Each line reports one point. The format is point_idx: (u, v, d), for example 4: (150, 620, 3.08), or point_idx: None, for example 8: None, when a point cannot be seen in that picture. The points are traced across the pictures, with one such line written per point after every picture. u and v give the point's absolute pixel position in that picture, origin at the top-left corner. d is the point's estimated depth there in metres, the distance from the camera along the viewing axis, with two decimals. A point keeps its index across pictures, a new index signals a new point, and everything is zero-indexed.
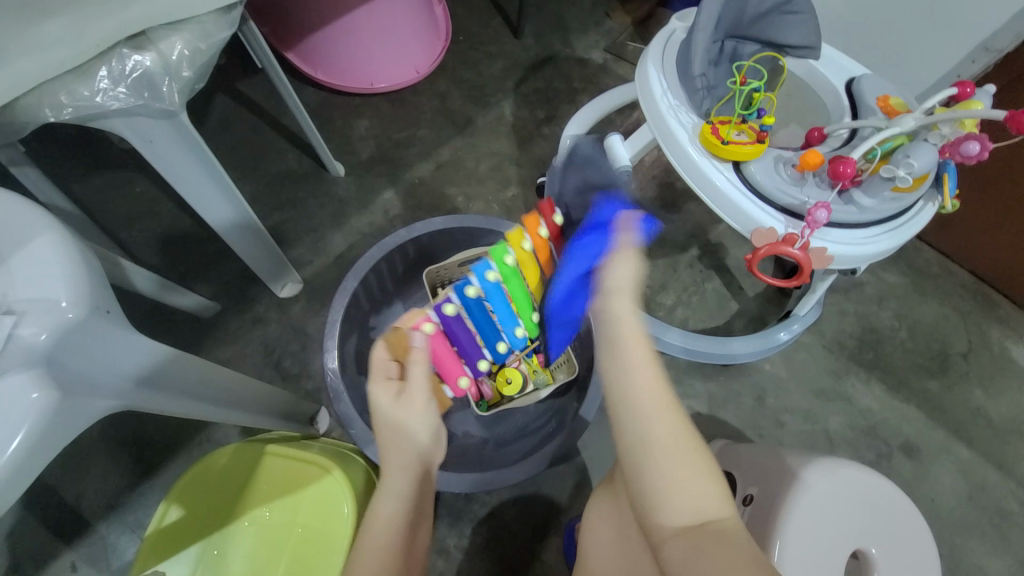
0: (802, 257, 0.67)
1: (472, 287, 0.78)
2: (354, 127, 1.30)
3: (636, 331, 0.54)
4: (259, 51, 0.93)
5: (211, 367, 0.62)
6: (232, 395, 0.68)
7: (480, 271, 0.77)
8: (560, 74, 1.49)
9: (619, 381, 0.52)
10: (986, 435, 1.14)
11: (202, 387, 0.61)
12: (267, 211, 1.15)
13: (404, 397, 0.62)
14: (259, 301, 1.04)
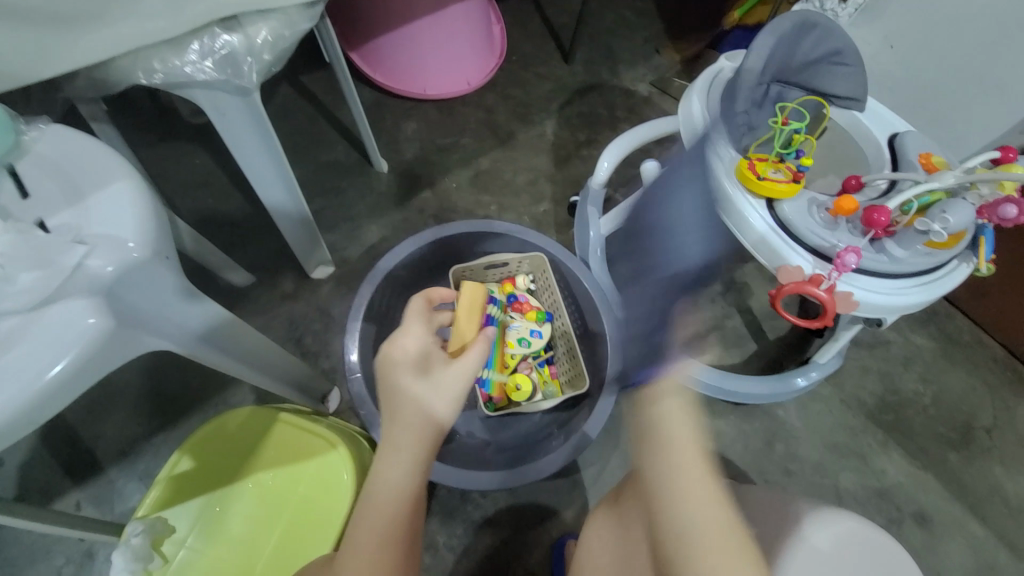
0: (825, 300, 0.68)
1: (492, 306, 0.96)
2: (402, 127, 1.36)
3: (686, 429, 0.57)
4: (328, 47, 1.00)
5: (245, 327, 0.65)
6: (257, 357, 0.71)
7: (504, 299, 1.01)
8: (603, 102, 1.55)
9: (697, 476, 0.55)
10: (1007, 516, 1.09)
11: (244, 350, 0.67)
12: (310, 196, 1.20)
13: (406, 413, 0.60)
14: (290, 279, 1.08)
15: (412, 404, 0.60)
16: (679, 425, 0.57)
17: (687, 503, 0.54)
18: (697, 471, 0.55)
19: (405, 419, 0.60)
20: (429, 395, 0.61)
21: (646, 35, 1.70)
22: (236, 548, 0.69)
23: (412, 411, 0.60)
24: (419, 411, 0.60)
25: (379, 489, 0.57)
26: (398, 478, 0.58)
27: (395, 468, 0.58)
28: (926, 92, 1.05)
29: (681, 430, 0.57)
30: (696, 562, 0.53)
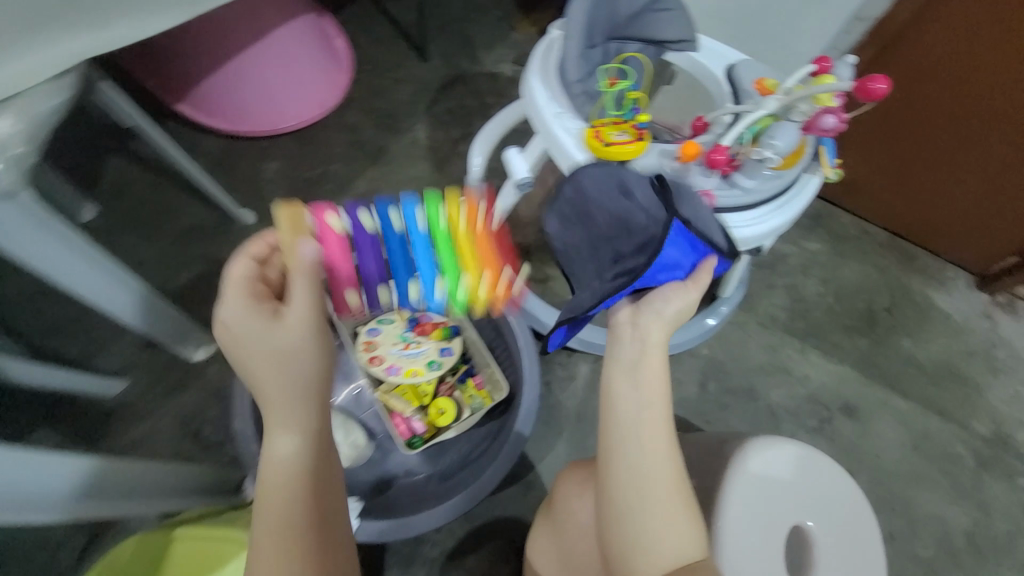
0: (700, 247, 0.68)
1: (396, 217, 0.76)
2: (262, 170, 1.25)
3: (658, 360, 0.60)
4: (136, 117, 0.91)
5: (102, 463, 0.57)
6: (138, 486, 0.63)
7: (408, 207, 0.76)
8: (471, 92, 1.50)
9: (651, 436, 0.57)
10: (920, 382, 1.19)
11: (113, 484, 0.59)
12: (173, 272, 1.09)
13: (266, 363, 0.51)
14: (173, 369, 0.99)
15: (276, 411, 0.51)
16: (650, 374, 0.59)
17: (646, 454, 0.57)
18: (652, 426, 0.58)
19: (277, 415, 0.51)
20: (263, 340, 0.51)
21: (498, 14, 1.66)
22: None
23: (281, 409, 0.51)
24: (285, 402, 0.51)
25: (268, 483, 0.50)
26: (281, 471, 0.50)
27: (282, 462, 0.50)
28: (755, 16, 1.08)
29: (642, 388, 0.59)
30: (644, 510, 0.55)
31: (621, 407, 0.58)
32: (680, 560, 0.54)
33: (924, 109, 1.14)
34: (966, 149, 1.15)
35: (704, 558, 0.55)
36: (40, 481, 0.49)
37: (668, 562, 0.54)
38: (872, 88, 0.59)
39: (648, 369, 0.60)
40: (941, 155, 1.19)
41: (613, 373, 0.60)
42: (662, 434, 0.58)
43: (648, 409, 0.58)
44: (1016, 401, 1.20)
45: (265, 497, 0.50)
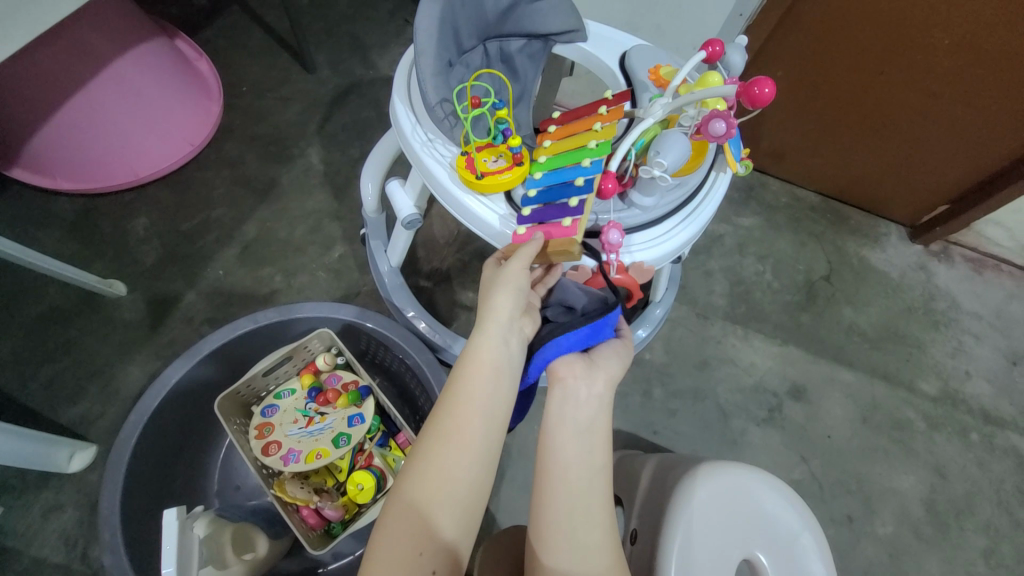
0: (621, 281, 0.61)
1: (532, 188, 0.62)
2: (130, 229, 1.09)
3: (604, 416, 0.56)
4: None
5: None
6: None
7: (526, 182, 0.63)
8: (368, 102, 1.34)
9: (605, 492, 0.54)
10: (865, 350, 1.17)
11: None
12: (33, 368, 0.94)
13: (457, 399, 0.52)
14: (51, 483, 0.87)
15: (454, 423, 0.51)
16: (598, 431, 0.55)
17: (592, 522, 0.52)
18: (598, 494, 0.53)
19: (479, 399, 0.51)
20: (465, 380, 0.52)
21: (389, 8, 1.48)
22: None
23: (483, 392, 0.52)
24: (509, 376, 0.54)
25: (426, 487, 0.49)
26: (470, 467, 0.50)
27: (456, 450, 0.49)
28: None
29: (591, 451, 0.54)
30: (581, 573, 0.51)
31: (568, 458, 0.53)
32: None
33: (837, 69, 1.08)
34: (883, 105, 1.10)
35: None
36: None
37: None
38: (757, 92, 0.51)
39: (599, 423, 0.55)
40: (861, 114, 1.14)
41: (562, 418, 0.54)
42: (605, 498, 0.54)
43: (597, 471, 0.53)
44: (958, 352, 1.20)
45: (434, 499, 0.48)
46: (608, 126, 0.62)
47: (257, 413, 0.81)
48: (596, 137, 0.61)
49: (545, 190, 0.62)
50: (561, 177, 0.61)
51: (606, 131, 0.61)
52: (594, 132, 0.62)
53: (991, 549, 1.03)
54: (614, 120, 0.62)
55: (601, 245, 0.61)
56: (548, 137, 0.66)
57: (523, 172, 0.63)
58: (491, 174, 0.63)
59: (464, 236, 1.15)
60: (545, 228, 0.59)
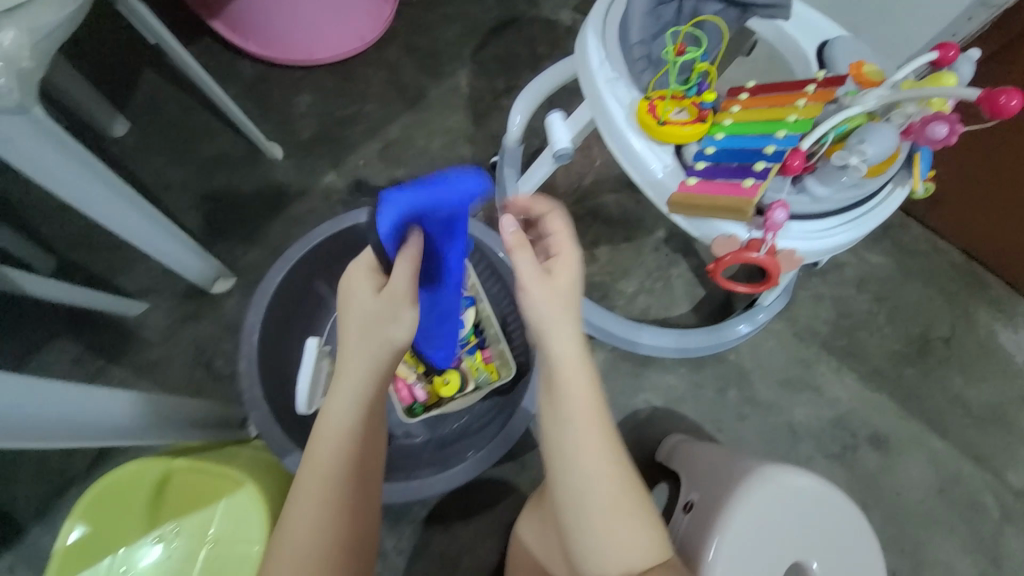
0: (767, 263, 0.61)
1: (710, 147, 0.64)
2: (294, 103, 1.20)
3: (581, 374, 0.54)
4: (178, 52, 0.92)
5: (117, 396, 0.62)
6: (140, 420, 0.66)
7: (704, 140, 0.64)
8: (523, 39, 1.35)
9: (580, 478, 0.52)
10: (965, 424, 1.09)
11: (124, 414, 0.63)
12: (198, 201, 1.09)
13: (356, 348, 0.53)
14: (192, 299, 1.02)
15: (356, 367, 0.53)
16: (567, 400, 0.53)
17: (589, 477, 0.52)
18: (595, 447, 0.53)
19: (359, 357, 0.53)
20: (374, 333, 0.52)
21: None
22: None
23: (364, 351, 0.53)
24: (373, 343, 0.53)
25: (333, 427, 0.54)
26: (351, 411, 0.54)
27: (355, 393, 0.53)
28: None
29: (575, 412, 0.53)
30: (595, 524, 0.52)
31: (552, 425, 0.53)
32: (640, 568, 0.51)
33: None
34: None
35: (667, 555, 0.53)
36: (68, 416, 0.55)
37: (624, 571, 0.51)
38: (1002, 102, 0.48)
39: (576, 385, 0.54)
40: None
41: (550, 378, 0.54)
42: (601, 448, 0.53)
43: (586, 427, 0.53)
44: None
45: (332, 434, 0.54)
46: (811, 106, 0.61)
47: None
48: (797, 113, 0.61)
49: (724, 152, 0.63)
50: (746, 144, 0.62)
51: (806, 110, 0.60)
52: (791, 108, 0.61)
53: None
54: (818, 100, 0.61)
55: (763, 223, 0.61)
56: (738, 102, 0.66)
57: (706, 129, 0.64)
58: (673, 124, 0.64)
59: (585, 190, 1.17)
60: (714, 188, 0.61)
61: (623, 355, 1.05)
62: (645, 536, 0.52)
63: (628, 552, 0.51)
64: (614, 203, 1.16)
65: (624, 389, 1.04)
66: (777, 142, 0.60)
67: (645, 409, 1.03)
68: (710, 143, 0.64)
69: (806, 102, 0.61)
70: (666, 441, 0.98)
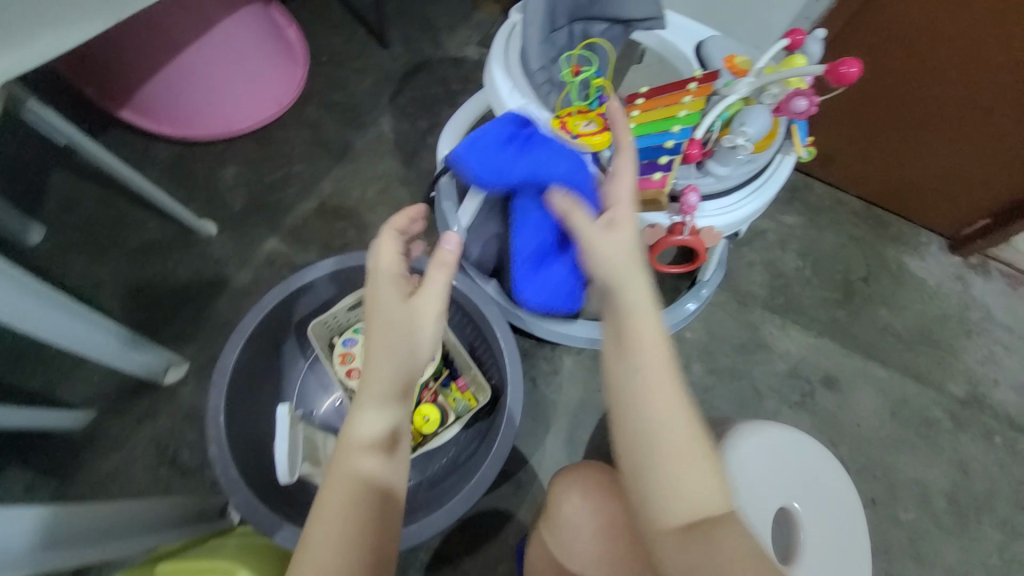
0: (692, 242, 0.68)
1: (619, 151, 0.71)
2: (220, 177, 1.19)
3: (643, 311, 0.53)
4: (82, 144, 0.90)
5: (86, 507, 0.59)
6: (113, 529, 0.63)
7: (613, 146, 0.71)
8: (436, 79, 1.42)
9: (642, 416, 0.50)
10: (897, 349, 1.22)
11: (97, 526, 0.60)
12: (134, 292, 1.05)
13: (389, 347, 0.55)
14: (145, 394, 0.97)
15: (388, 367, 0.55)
16: (625, 336, 0.52)
17: (651, 406, 0.49)
18: (657, 385, 0.50)
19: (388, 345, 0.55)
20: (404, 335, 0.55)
21: None
22: None
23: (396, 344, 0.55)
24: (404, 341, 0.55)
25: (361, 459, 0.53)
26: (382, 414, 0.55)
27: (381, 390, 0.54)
28: None
29: (635, 340, 0.52)
30: (659, 466, 0.48)
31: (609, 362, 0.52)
32: (696, 516, 0.47)
33: (892, 79, 1.13)
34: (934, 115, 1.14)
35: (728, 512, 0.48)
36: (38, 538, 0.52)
37: (681, 522, 0.47)
38: (843, 72, 0.57)
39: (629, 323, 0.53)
40: (913, 120, 1.18)
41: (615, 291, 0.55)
42: (664, 389, 0.50)
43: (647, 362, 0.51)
44: (988, 360, 1.23)
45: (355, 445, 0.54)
46: (696, 100, 0.69)
47: (337, 345, 0.90)
48: (686, 108, 0.69)
49: (634, 152, 0.70)
50: (651, 142, 0.69)
51: (693, 104, 0.69)
52: (681, 104, 0.69)
53: (1010, 546, 1.07)
54: (702, 94, 0.69)
55: (680, 207, 0.68)
56: (637, 107, 0.73)
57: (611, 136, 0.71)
58: (584, 136, 0.71)
59: None
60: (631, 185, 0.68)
61: (590, 355, 1.10)
62: (710, 485, 0.48)
63: (690, 502, 0.47)
64: None
65: (598, 386, 1.08)
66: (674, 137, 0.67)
67: None
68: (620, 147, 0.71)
69: (692, 98, 0.69)
70: None
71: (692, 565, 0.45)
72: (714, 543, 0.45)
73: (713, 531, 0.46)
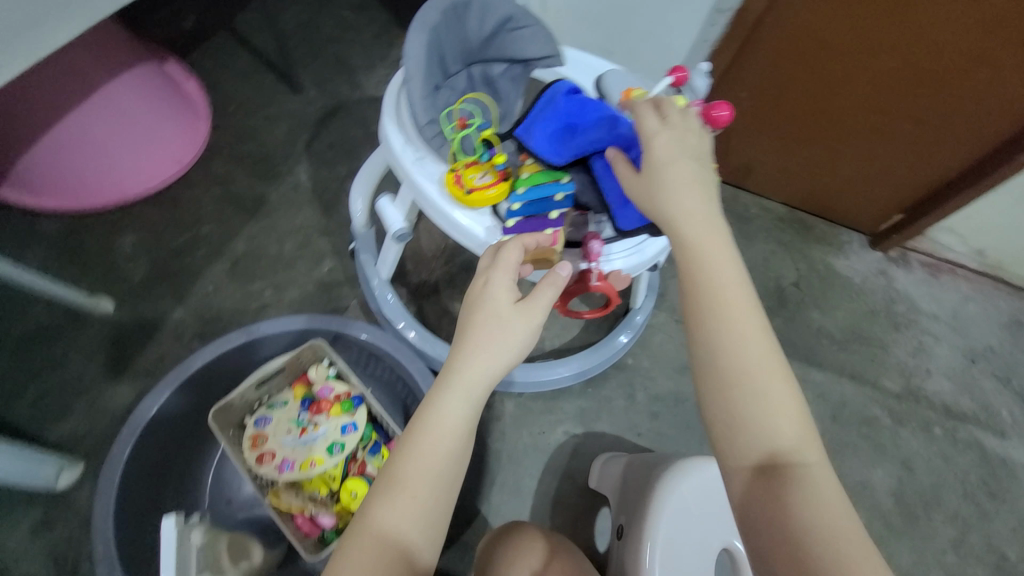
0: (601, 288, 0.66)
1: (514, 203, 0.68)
2: (118, 248, 1.10)
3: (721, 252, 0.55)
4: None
5: None
6: None
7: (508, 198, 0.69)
8: (354, 121, 1.37)
9: (764, 358, 0.51)
10: (833, 352, 1.24)
11: None
12: (20, 387, 0.94)
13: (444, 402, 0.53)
14: (36, 504, 0.86)
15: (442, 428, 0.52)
16: (722, 273, 0.54)
17: (747, 342, 0.51)
18: (753, 319, 0.52)
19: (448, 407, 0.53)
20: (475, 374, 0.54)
21: (374, 31, 1.51)
22: None
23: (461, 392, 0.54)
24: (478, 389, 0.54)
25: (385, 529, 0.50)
26: (431, 484, 0.51)
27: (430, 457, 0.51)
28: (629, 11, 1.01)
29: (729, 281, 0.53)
30: (740, 398, 0.50)
31: (707, 288, 0.53)
32: (772, 454, 0.48)
33: (795, 89, 1.16)
34: (839, 120, 1.18)
35: (817, 462, 0.49)
36: None
37: (756, 455, 0.49)
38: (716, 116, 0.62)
39: (720, 265, 0.54)
40: (820, 127, 1.21)
41: (685, 250, 0.55)
42: (761, 327, 0.52)
43: (734, 300, 0.53)
44: (918, 351, 1.27)
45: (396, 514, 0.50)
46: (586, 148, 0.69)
47: (250, 425, 0.84)
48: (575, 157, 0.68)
49: (529, 204, 0.67)
50: (544, 193, 0.68)
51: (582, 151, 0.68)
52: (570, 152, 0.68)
53: (957, 535, 1.09)
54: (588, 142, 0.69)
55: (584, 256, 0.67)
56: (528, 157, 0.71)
57: (507, 190, 0.69)
58: (476, 191, 0.68)
59: (452, 248, 1.20)
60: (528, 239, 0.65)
61: (531, 395, 1.06)
62: (783, 421, 0.49)
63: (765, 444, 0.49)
64: None
65: (542, 428, 1.04)
66: None
67: (566, 440, 1.04)
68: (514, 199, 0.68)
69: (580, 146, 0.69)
70: (592, 470, 1.00)
71: (760, 505, 0.47)
72: (787, 498, 0.46)
73: (786, 475, 0.48)
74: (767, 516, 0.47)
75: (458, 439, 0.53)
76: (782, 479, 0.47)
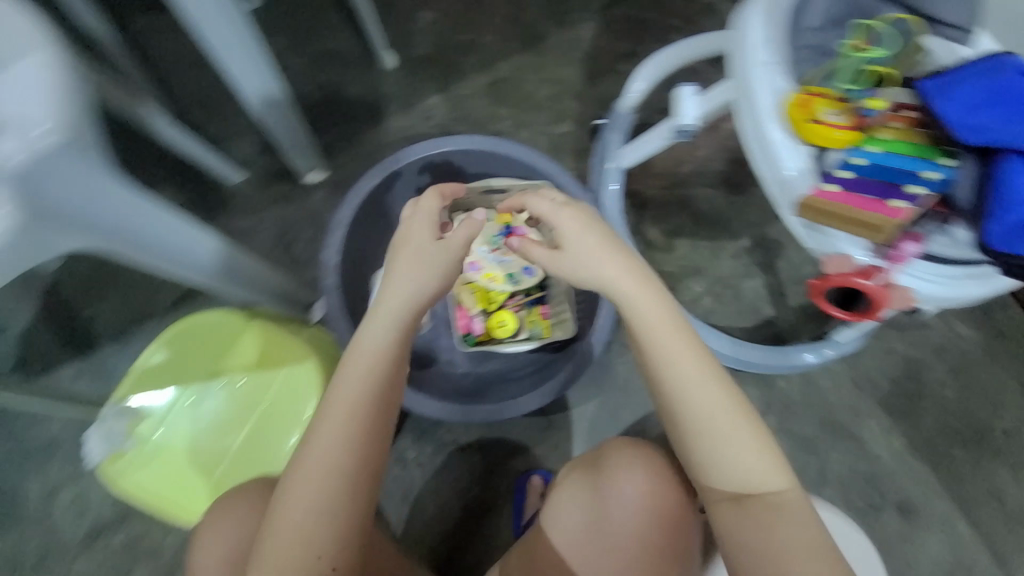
0: (873, 290, 0.61)
1: (857, 159, 0.61)
2: (416, 17, 1.18)
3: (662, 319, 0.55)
4: None
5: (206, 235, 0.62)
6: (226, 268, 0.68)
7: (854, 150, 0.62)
8: (657, 6, 1.26)
9: (733, 426, 0.51)
10: (1000, 524, 1.02)
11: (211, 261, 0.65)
12: (308, 90, 1.10)
13: (359, 337, 0.54)
14: (282, 181, 1.03)
15: (375, 352, 0.54)
16: (674, 347, 0.53)
17: (688, 399, 0.52)
18: (719, 399, 0.52)
19: (353, 365, 0.53)
20: (378, 331, 0.55)
21: None
22: (206, 437, 0.72)
23: (366, 364, 0.53)
24: (385, 360, 0.54)
25: (315, 451, 0.49)
26: (352, 407, 0.51)
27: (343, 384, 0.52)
28: None
29: (699, 374, 0.52)
30: (702, 444, 0.51)
31: (678, 387, 0.52)
32: (745, 490, 0.50)
33: None
34: None
35: (790, 491, 0.51)
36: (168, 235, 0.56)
37: (729, 488, 0.51)
38: None
39: (681, 346, 0.54)
40: None
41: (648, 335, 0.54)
42: (724, 400, 0.52)
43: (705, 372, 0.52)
44: None
45: (335, 427, 0.50)
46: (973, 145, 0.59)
47: (456, 221, 0.92)
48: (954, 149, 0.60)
49: (873, 167, 0.61)
50: (896, 166, 0.60)
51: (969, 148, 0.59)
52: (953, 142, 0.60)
53: None
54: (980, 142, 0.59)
55: (890, 251, 0.61)
56: (896, 123, 0.63)
57: (859, 140, 0.62)
58: (826, 125, 0.62)
59: (680, 178, 1.14)
60: (856, 202, 0.60)
61: None
62: (757, 466, 0.51)
63: (791, 528, 0.48)
64: (704, 198, 1.13)
65: None
66: (924, 175, 0.60)
67: None
68: (862, 154, 0.61)
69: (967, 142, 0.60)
70: None
71: (751, 546, 0.49)
72: (775, 528, 0.49)
73: (755, 505, 0.50)
74: (757, 549, 0.48)
75: (380, 358, 0.53)
76: (755, 507, 0.50)
